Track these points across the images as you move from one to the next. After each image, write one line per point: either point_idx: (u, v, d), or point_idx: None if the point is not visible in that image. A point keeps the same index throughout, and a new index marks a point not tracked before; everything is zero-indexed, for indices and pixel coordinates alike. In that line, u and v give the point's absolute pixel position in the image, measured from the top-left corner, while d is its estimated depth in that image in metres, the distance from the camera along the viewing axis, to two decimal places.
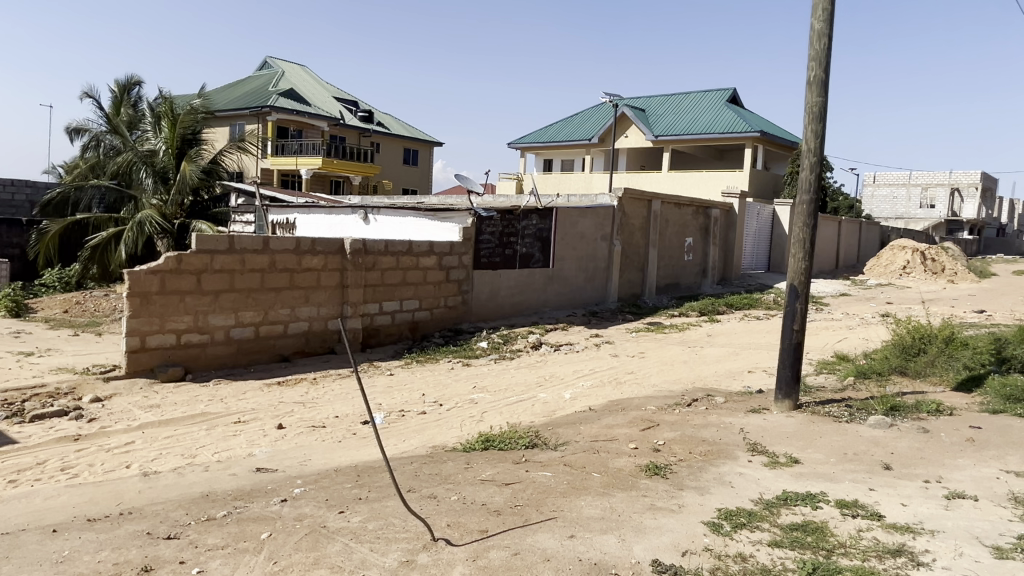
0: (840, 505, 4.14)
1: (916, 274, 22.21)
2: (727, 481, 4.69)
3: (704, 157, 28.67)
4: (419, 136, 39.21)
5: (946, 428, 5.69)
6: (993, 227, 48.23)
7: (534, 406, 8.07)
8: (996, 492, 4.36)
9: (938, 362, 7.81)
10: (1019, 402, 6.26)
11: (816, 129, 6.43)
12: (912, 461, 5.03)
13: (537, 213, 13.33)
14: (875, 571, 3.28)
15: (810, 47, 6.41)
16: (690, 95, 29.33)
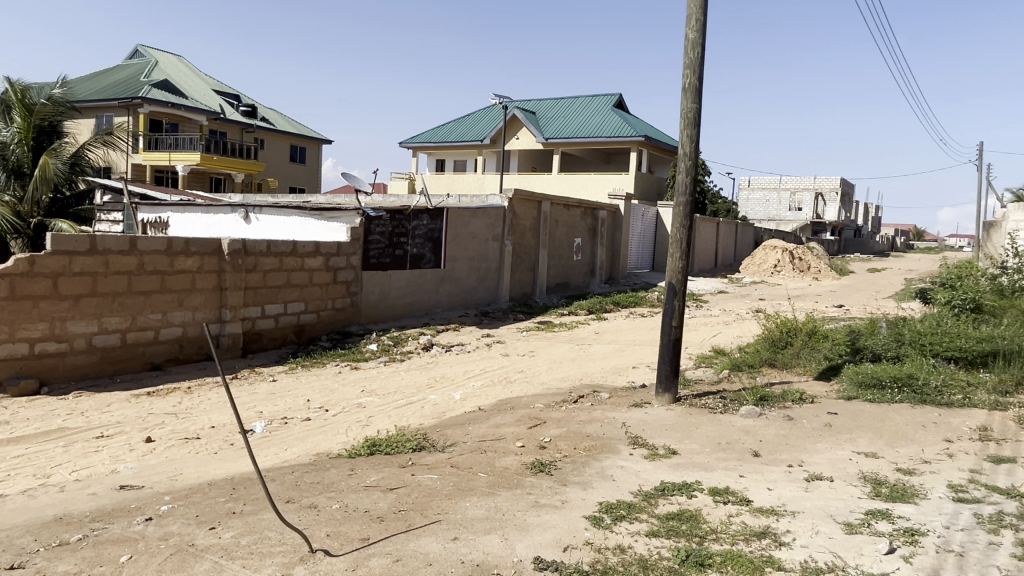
0: (712, 493, 4.34)
1: (786, 272, 23.78)
2: (609, 474, 4.81)
3: (592, 160, 29.46)
4: (307, 133, 37.98)
5: (808, 415, 6.11)
6: (852, 228, 52.51)
7: (423, 408, 7.96)
8: (849, 473, 4.72)
9: (802, 354, 8.38)
10: (870, 388, 6.82)
11: (691, 134, 6.73)
12: (777, 447, 5.35)
13: (427, 213, 13.21)
14: (742, 554, 3.45)
15: (685, 55, 6.69)
16: (579, 99, 30.07)
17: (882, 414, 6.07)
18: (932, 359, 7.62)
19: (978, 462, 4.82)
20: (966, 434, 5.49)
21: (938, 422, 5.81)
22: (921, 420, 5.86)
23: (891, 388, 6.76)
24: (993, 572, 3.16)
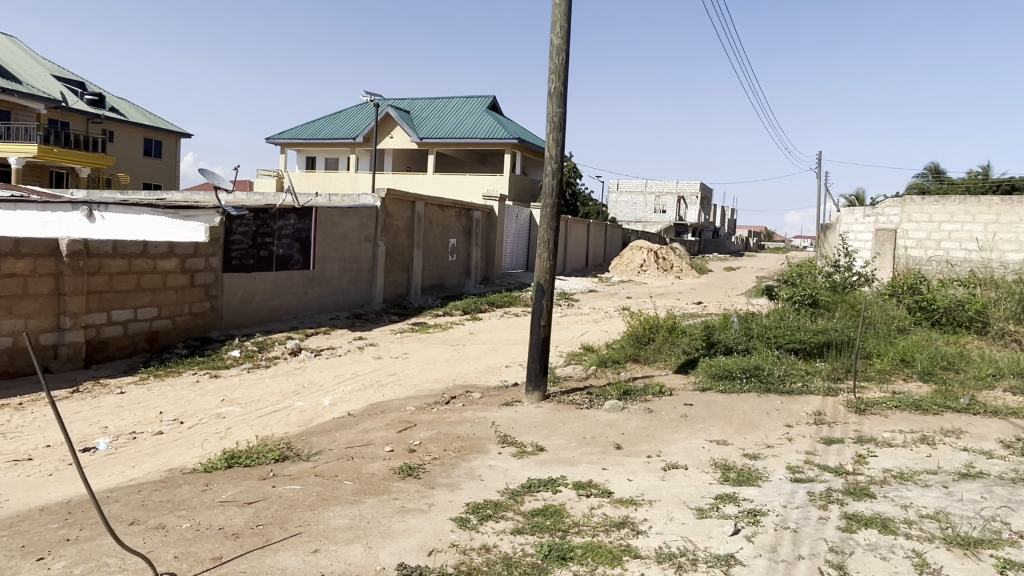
0: (576, 487, 4.46)
1: (651, 271, 24.99)
2: (476, 475, 4.82)
3: (467, 161, 29.56)
4: (163, 125, 35.47)
5: (666, 407, 6.44)
6: (711, 229, 56.12)
7: (289, 415, 7.64)
8: (701, 460, 5.01)
9: (663, 349, 8.83)
10: (723, 379, 7.30)
11: (557, 138, 6.89)
12: (637, 439, 5.59)
13: (294, 212, 12.70)
14: (601, 545, 3.56)
15: (550, 60, 6.84)
16: (453, 99, 30.07)
17: (731, 403, 6.50)
18: (777, 351, 8.26)
19: (813, 445, 5.27)
20: (803, 419, 5.99)
21: (780, 409, 6.31)
22: (766, 407, 6.34)
23: (740, 378, 7.26)
24: (822, 544, 3.45)
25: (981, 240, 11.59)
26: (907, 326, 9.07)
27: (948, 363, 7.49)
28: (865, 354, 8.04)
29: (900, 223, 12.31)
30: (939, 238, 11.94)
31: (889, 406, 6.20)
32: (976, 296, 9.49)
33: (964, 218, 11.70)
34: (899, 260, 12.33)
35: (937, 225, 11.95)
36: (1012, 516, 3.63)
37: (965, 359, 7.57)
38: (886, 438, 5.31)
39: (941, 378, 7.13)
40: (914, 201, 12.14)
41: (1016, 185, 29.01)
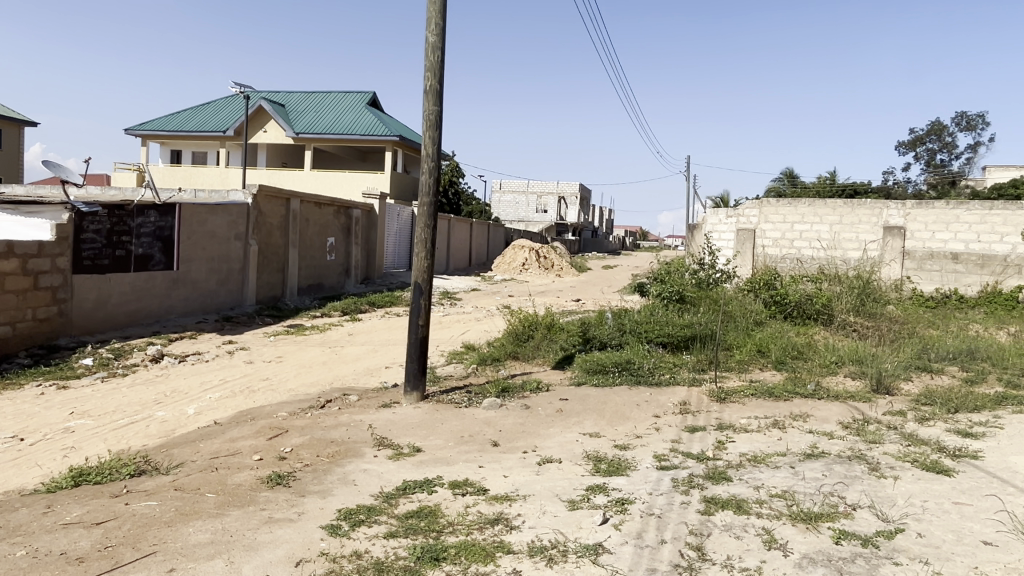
0: (452, 486, 4.44)
1: (533, 270, 25.45)
2: (350, 480, 4.69)
3: (346, 158, 28.82)
4: (3, 112, 32.09)
5: (542, 403, 6.57)
6: (590, 229, 57.91)
7: (148, 427, 7.11)
8: (575, 453, 5.15)
9: (541, 346, 9.01)
10: (597, 373, 7.54)
11: (434, 136, 6.84)
12: (514, 435, 5.66)
13: (155, 209, 11.86)
14: (474, 544, 3.56)
15: (425, 58, 6.77)
16: (331, 94, 29.19)
17: (604, 396, 6.73)
18: (647, 345, 8.65)
19: (679, 433, 5.55)
20: (670, 409, 6.30)
21: (649, 400, 6.60)
22: (636, 399, 6.61)
23: (613, 372, 7.53)
24: (683, 528, 3.63)
25: (827, 239, 12.67)
26: (763, 319, 9.76)
27: (798, 353, 8.13)
28: (726, 346, 8.57)
29: (758, 223, 13.25)
30: (791, 237, 12.95)
31: (746, 393, 6.64)
32: (823, 290, 10.34)
33: (812, 219, 12.75)
34: (757, 258, 13.25)
35: (789, 225, 12.95)
36: (848, 490, 3.99)
37: (812, 348, 8.25)
38: (743, 424, 5.69)
39: (791, 366, 7.73)
40: (770, 203, 13.08)
41: (857, 189, 31.95)
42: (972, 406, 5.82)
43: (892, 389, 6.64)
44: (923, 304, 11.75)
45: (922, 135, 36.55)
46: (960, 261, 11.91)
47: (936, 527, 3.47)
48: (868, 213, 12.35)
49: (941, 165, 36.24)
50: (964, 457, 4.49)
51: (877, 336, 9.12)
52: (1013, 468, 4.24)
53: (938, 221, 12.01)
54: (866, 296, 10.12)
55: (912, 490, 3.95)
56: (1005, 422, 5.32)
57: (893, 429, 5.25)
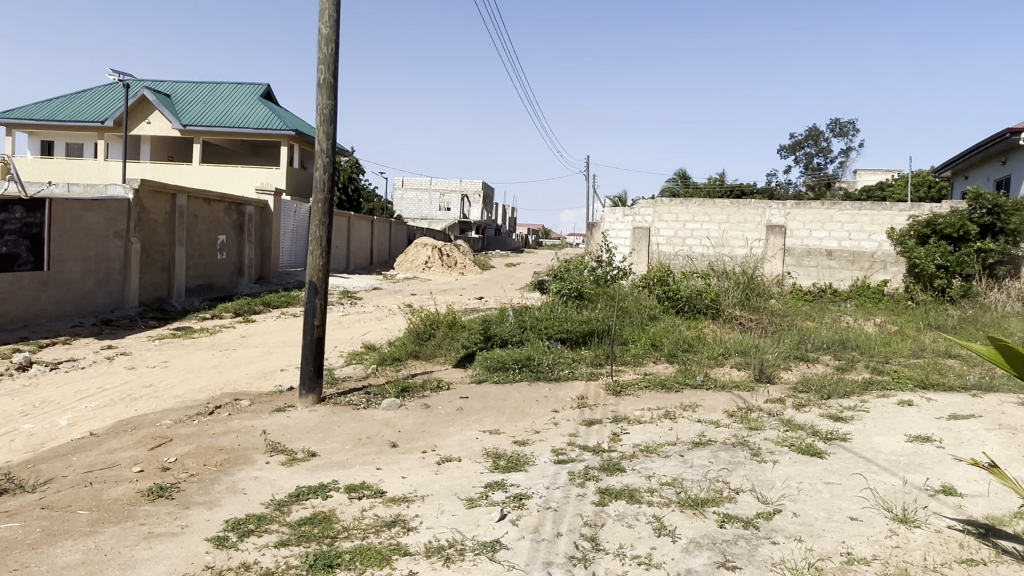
0: (347, 490, 4.34)
1: (436, 268, 25.29)
2: (239, 488, 4.49)
3: (239, 152, 27.59)
4: None
5: (442, 401, 6.54)
6: (493, 227, 58.19)
7: (12, 441, 6.53)
8: (474, 451, 5.15)
9: (442, 345, 8.97)
10: (497, 370, 7.59)
11: (328, 130, 6.64)
12: (413, 435, 5.60)
13: (21, 204, 10.91)
14: (370, 548, 3.49)
15: (319, 50, 6.57)
16: (222, 85, 27.85)
17: (504, 393, 6.77)
18: (547, 341, 8.78)
19: (576, 427, 5.66)
20: (568, 404, 6.42)
21: (548, 396, 6.70)
22: (535, 395, 6.69)
23: (513, 369, 7.59)
24: (578, 520, 3.71)
25: (716, 237, 13.32)
26: (656, 314, 10.15)
27: (689, 346, 8.49)
28: (622, 340, 8.84)
29: (653, 222, 13.75)
30: (683, 235, 13.53)
31: (640, 386, 6.88)
32: (711, 286, 10.83)
33: (702, 219, 13.37)
34: (652, 255, 13.76)
35: (681, 224, 13.52)
36: (731, 475, 4.20)
37: (701, 341, 8.64)
38: (637, 415, 5.88)
39: (682, 359, 8.06)
40: (664, 203, 13.59)
41: (744, 190, 33.76)
42: (843, 392, 6.27)
43: (773, 377, 7.07)
44: (802, 298, 12.56)
45: (801, 140, 39.09)
46: (834, 258, 12.75)
47: (809, 506, 3.71)
48: (753, 213, 13.08)
49: (817, 168, 38.88)
50: (834, 439, 4.83)
51: (760, 328, 9.67)
52: (876, 447, 4.60)
53: (815, 220, 12.84)
54: (750, 290, 10.68)
55: (788, 473, 4.22)
56: (870, 406, 5.77)
57: (773, 416, 5.58)
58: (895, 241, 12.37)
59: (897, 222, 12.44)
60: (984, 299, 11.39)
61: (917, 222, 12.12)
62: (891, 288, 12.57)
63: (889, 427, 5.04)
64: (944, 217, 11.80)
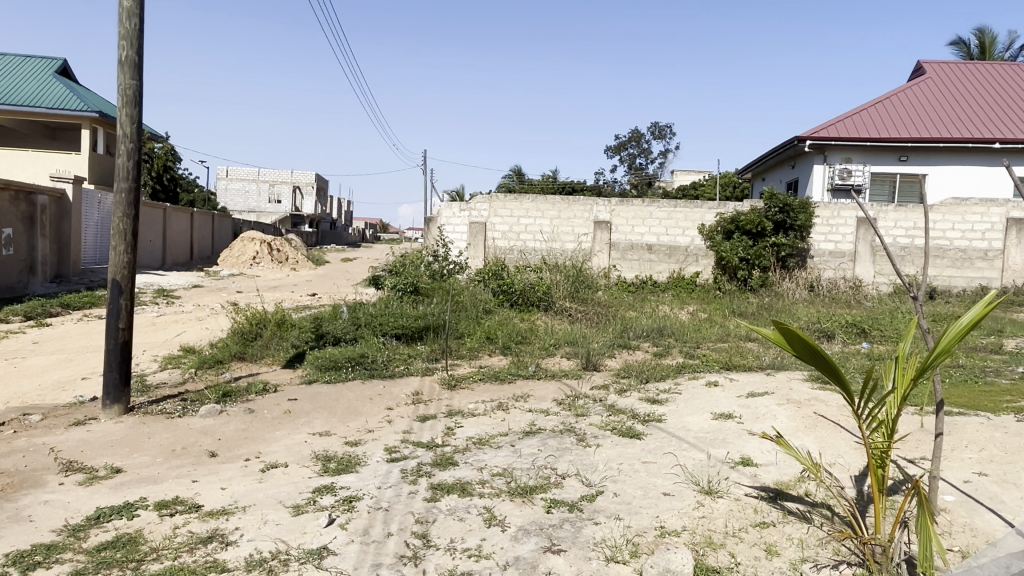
0: (157, 507, 3.97)
1: (265, 263, 23.97)
2: (25, 516, 3.95)
3: (30, 135, 24.39)
4: None
5: (267, 405, 6.20)
6: (328, 221, 56.15)
7: None
8: (302, 455, 4.93)
9: (270, 345, 8.51)
10: (329, 369, 7.33)
11: (132, 113, 6.02)
12: (235, 443, 5.26)
13: None
14: (183, 568, 3.22)
15: (119, 24, 5.93)
16: (6, 57, 24.42)
17: (336, 393, 6.55)
18: (382, 337, 8.62)
19: (410, 423, 5.61)
20: (402, 400, 6.35)
21: (381, 393, 6.58)
22: (368, 393, 6.54)
23: (346, 368, 7.37)
24: (409, 518, 3.67)
25: (548, 232, 13.81)
26: (491, 308, 10.35)
27: (522, 338, 8.74)
28: (458, 334, 8.89)
29: (488, 217, 13.96)
30: (518, 230, 13.89)
31: (475, 378, 6.96)
32: (544, 279, 11.20)
33: (535, 215, 13.81)
34: (488, 250, 14.00)
35: (516, 219, 13.88)
36: (558, 461, 4.36)
37: (533, 333, 8.91)
38: (470, 408, 5.93)
39: (515, 351, 8.27)
40: (499, 198, 13.86)
41: (575, 187, 35.30)
42: (659, 376, 6.76)
43: (599, 365, 7.46)
44: (626, 289, 13.37)
45: (624, 141, 41.51)
46: (654, 251, 13.73)
47: (627, 486, 3.95)
48: (581, 209, 13.71)
49: (640, 168, 41.53)
50: (651, 421, 5.18)
51: (588, 319, 10.14)
52: (687, 426, 5.00)
53: (636, 217, 13.72)
54: (579, 283, 11.19)
55: (610, 455, 4.46)
56: (683, 388, 6.27)
57: (597, 402, 5.89)
58: (705, 237, 13.52)
59: (706, 219, 13.59)
60: (778, 288, 12.76)
61: (723, 219, 13.35)
62: (702, 279, 13.72)
63: (697, 407, 5.50)
64: (745, 215, 13.06)
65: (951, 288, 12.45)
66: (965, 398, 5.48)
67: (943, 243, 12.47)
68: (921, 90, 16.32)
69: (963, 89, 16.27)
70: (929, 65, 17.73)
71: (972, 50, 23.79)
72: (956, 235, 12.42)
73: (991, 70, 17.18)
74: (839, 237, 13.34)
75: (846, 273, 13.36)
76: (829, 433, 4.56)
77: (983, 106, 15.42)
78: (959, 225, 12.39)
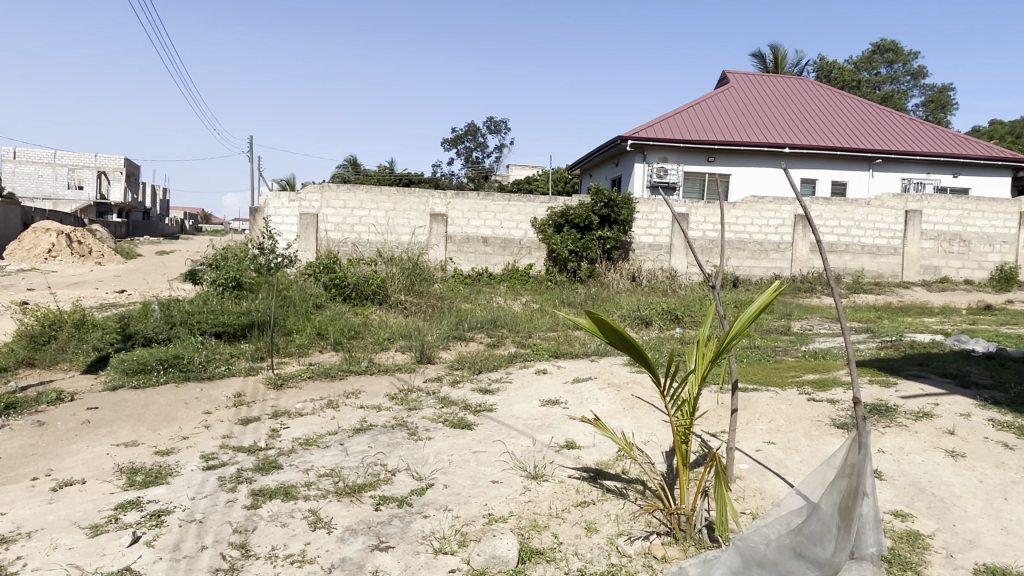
0: None
1: (64, 257, 21.38)
2: None
3: None
4: None
5: (62, 415, 5.54)
6: (142, 210, 51.22)
7: None
8: (103, 469, 4.46)
9: (67, 349, 7.62)
10: (138, 373, 6.70)
11: None
12: (20, 461, 4.64)
13: None
14: None
15: None
16: None
17: (145, 399, 5.99)
18: (200, 337, 8.02)
19: (231, 427, 5.27)
20: (222, 403, 5.95)
21: (198, 397, 6.12)
22: (183, 398, 6.05)
23: (157, 371, 6.77)
24: (226, 528, 3.44)
25: (383, 224, 13.59)
26: (322, 302, 9.99)
27: (355, 332, 8.53)
28: (286, 330, 8.49)
29: (320, 208, 13.47)
30: (351, 222, 13.53)
31: (303, 376, 6.68)
32: (379, 272, 10.96)
33: (369, 206, 13.53)
34: (320, 242, 13.52)
35: (349, 211, 13.50)
36: (389, 458, 4.31)
37: (366, 327, 8.73)
38: (297, 408, 5.69)
39: (348, 346, 8.06)
40: (331, 188, 13.40)
41: (412, 179, 34.99)
42: (491, 366, 6.91)
43: (433, 358, 7.46)
44: (462, 281, 13.47)
45: (461, 134, 41.67)
46: (488, 244, 13.97)
47: (458, 476, 3.99)
48: (417, 201, 13.61)
49: (476, 161, 41.99)
50: (482, 411, 5.27)
51: (423, 312, 10.09)
52: (516, 414, 5.15)
53: (471, 210, 13.86)
54: (415, 276, 11.12)
55: (441, 447, 4.48)
56: (513, 377, 6.44)
57: (430, 395, 5.89)
58: (537, 230, 13.98)
59: (538, 213, 14.05)
60: (604, 278, 13.47)
61: (553, 213, 13.88)
62: (535, 271, 14.17)
63: (526, 395, 5.68)
64: (574, 209, 13.67)
65: (750, 277, 13.88)
66: (759, 376, 6.13)
67: (743, 236, 13.84)
68: (726, 98, 17.98)
69: (760, 99, 18.14)
70: (733, 75, 19.58)
71: (767, 65, 26.58)
72: (755, 229, 13.84)
73: (782, 83, 19.31)
74: (656, 231, 14.37)
75: (663, 264, 14.43)
76: (644, 413, 4.91)
77: (776, 116, 17.30)
78: (756, 221, 13.82)
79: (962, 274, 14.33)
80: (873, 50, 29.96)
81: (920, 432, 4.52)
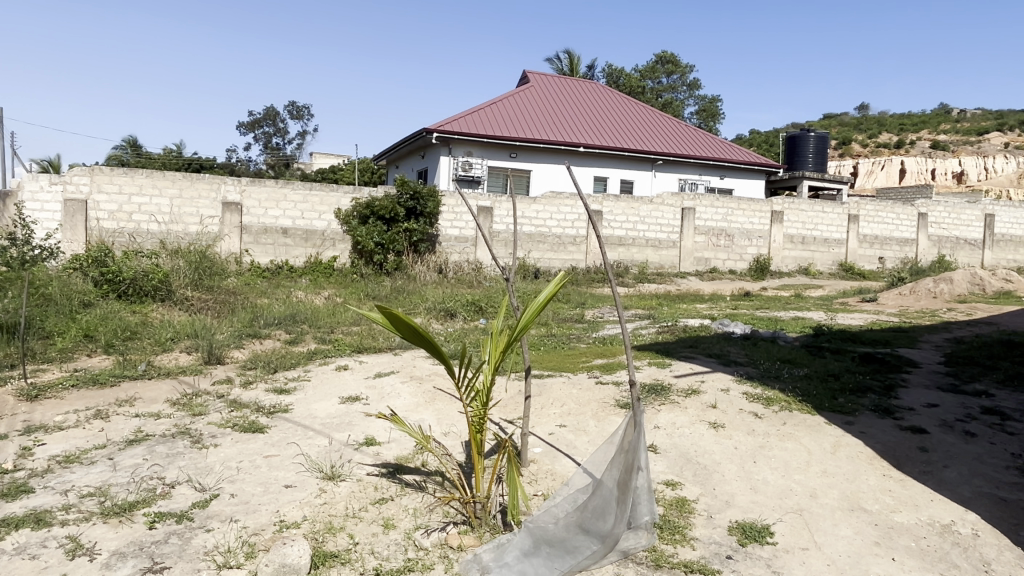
0: None
1: None
2: None
3: None
4: None
5: None
6: None
7: None
8: None
9: None
10: None
11: None
12: None
13: None
14: None
15: None
16: None
17: None
18: None
19: None
20: None
21: None
22: None
23: None
24: None
25: (167, 213, 12.41)
26: (91, 300, 8.87)
27: (130, 332, 7.70)
28: (45, 333, 7.45)
29: (90, 193, 11.99)
30: (129, 210, 12.21)
31: (67, 385, 5.90)
32: (161, 265, 9.97)
33: (150, 192, 12.28)
34: (90, 232, 12.03)
35: (126, 197, 12.18)
36: (166, 470, 3.94)
37: (144, 327, 7.90)
38: (57, 421, 5.01)
39: (122, 349, 7.25)
40: (103, 171, 11.97)
41: (203, 164, 32.27)
42: (288, 364, 6.57)
43: (223, 358, 6.96)
44: (259, 274, 12.68)
45: (258, 118, 39.20)
46: (289, 235, 13.30)
47: (246, 484, 3.75)
48: (206, 187, 12.57)
49: (276, 148, 39.82)
50: (276, 412, 5.01)
51: (212, 309, 9.35)
52: (313, 413, 4.95)
53: (269, 199, 13.09)
54: (203, 270, 10.27)
55: (228, 454, 4.18)
56: (312, 375, 6.19)
57: (218, 398, 5.48)
58: (341, 221, 13.55)
59: (342, 203, 13.62)
60: (410, 271, 13.32)
61: (357, 204, 13.54)
62: (339, 263, 13.74)
63: (325, 393, 5.48)
64: (379, 200, 13.46)
65: (550, 268, 14.62)
66: (554, 363, 6.46)
67: (543, 230, 14.51)
68: (526, 97, 18.71)
69: (557, 99, 19.11)
70: (533, 76, 20.41)
71: (564, 68, 28.11)
72: (553, 223, 14.57)
73: (577, 86, 20.50)
74: (462, 223, 14.60)
75: (469, 256, 14.70)
76: (445, 405, 4.97)
77: (572, 116, 18.32)
78: (554, 215, 14.55)
79: (727, 265, 16.23)
80: (655, 62, 32.77)
81: (689, 407, 5.04)
